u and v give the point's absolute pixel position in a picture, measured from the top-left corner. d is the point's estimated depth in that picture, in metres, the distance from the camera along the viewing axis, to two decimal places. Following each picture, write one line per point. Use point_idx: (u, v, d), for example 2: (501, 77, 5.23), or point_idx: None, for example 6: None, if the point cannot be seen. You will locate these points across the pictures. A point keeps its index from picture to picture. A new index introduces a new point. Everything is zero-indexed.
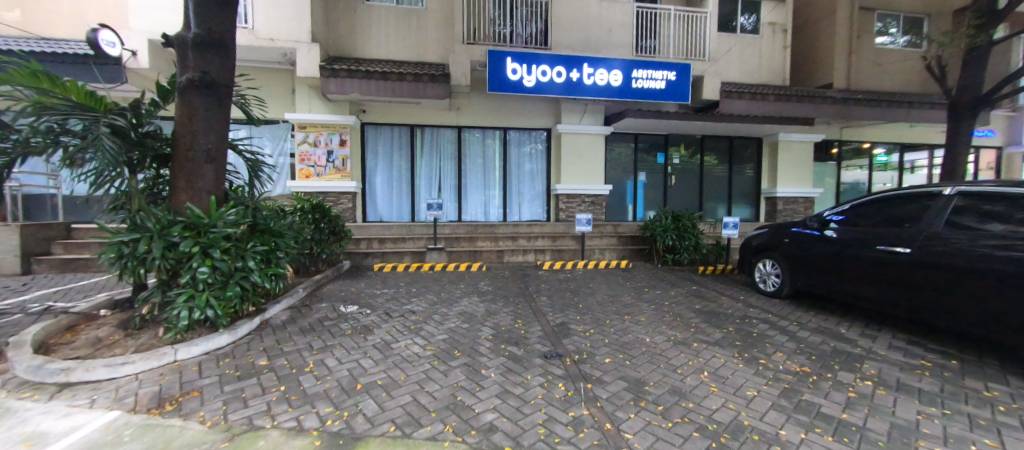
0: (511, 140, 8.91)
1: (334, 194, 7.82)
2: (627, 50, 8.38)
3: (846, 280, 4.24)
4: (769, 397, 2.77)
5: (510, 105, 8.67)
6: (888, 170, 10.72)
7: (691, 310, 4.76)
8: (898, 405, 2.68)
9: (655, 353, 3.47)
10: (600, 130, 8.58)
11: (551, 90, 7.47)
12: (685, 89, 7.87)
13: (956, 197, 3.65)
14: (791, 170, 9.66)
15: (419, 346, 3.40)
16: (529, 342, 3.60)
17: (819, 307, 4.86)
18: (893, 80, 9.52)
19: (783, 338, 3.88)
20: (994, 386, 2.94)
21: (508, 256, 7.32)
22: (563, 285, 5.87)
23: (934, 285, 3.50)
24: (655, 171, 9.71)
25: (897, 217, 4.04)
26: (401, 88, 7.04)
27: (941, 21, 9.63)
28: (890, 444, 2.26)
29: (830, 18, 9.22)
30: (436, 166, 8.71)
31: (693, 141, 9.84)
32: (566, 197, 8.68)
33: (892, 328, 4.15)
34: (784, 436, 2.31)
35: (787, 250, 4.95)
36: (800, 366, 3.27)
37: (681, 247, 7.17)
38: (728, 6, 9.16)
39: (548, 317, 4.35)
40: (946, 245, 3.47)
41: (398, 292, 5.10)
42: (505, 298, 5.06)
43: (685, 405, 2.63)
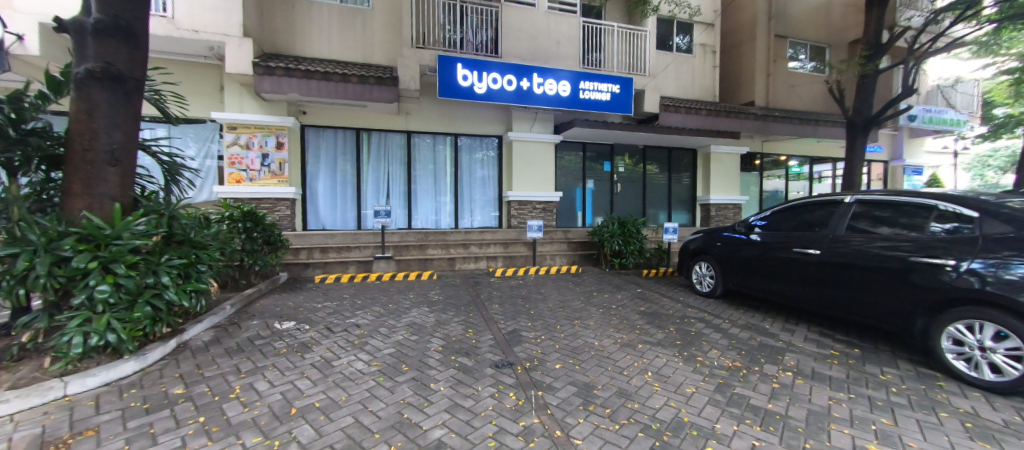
0: (461, 146, 8.82)
1: (269, 200, 7.24)
2: (574, 62, 8.66)
3: (770, 280, 4.65)
4: (706, 393, 2.94)
5: (460, 111, 8.60)
6: (801, 179, 11.99)
7: (636, 312, 4.97)
8: (813, 392, 2.96)
9: (602, 356, 3.57)
10: (549, 139, 8.76)
11: (502, 98, 7.53)
12: (627, 102, 8.30)
13: (854, 204, 4.14)
14: (722, 179, 10.50)
15: (363, 362, 3.22)
16: (479, 352, 3.53)
17: (747, 305, 5.28)
18: (803, 101, 10.70)
19: (717, 335, 4.15)
20: (888, 370, 3.34)
21: (460, 263, 7.23)
22: (515, 292, 5.88)
23: (839, 283, 3.93)
24: (602, 179, 10.09)
25: (809, 221, 4.50)
26: (345, 89, 6.73)
27: (839, 51, 11.01)
28: (808, 430, 2.48)
29: (752, 42, 10.19)
30: (383, 172, 8.41)
31: (636, 150, 10.36)
32: (518, 203, 8.75)
33: (807, 322, 4.59)
34: (719, 429, 2.46)
35: (719, 253, 5.34)
36: (732, 361, 3.51)
37: (627, 251, 7.50)
38: (664, 26, 9.80)
39: (499, 325, 4.32)
40: (848, 247, 3.92)
41: (342, 305, 4.81)
42: (455, 307, 4.95)
43: (631, 406, 2.71)
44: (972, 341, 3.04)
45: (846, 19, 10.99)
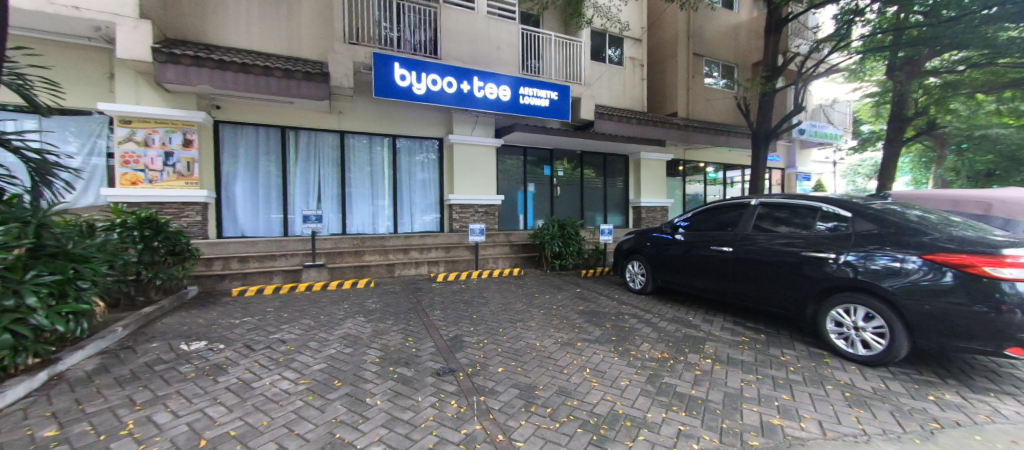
0: (400, 148, 8.53)
1: (174, 204, 6.40)
2: (513, 67, 8.77)
3: (692, 276, 5.06)
4: (639, 384, 3.11)
5: (397, 112, 8.31)
6: (717, 184, 13.28)
7: (575, 311, 5.13)
8: (729, 376, 3.27)
9: (544, 357, 3.62)
10: (490, 142, 8.78)
11: (442, 100, 7.41)
12: (565, 109, 8.59)
13: (758, 206, 4.63)
14: (651, 184, 11.28)
15: (289, 380, 2.95)
16: (420, 361, 3.41)
17: (675, 300, 5.70)
18: (718, 113, 11.86)
19: (648, 329, 4.43)
20: (787, 351, 3.79)
21: (399, 270, 6.99)
22: (457, 297, 5.79)
23: (748, 277, 4.38)
24: (542, 183, 10.33)
25: (723, 222, 4.95)
26: (268, 84, 6.22)
27: (745, 71, 12.37)
28: (724, 410, 2.72)
29: (674, 58, 11.09)
30: (314, 174, 7.85)
31: (574, 156, 10.76)
32: (460, 207, 8.64)
33: (725, 313, 5.06)
34: (650, 418, 2.61)
35: (649, 252, 5.70)
36: (661, 353, 3.75)
37: (566, 253, 7.74)
38: (597, 38, 10.31)
39: (441, 332, 4.21)
40: (754, 244, 4.38)
41: (265, 320, 4.39)
42: (394, 315, 4.74)
43: (570, 403, 2.78)
44: (849, 322, 3.55)
45: (750, 43, 12.41)
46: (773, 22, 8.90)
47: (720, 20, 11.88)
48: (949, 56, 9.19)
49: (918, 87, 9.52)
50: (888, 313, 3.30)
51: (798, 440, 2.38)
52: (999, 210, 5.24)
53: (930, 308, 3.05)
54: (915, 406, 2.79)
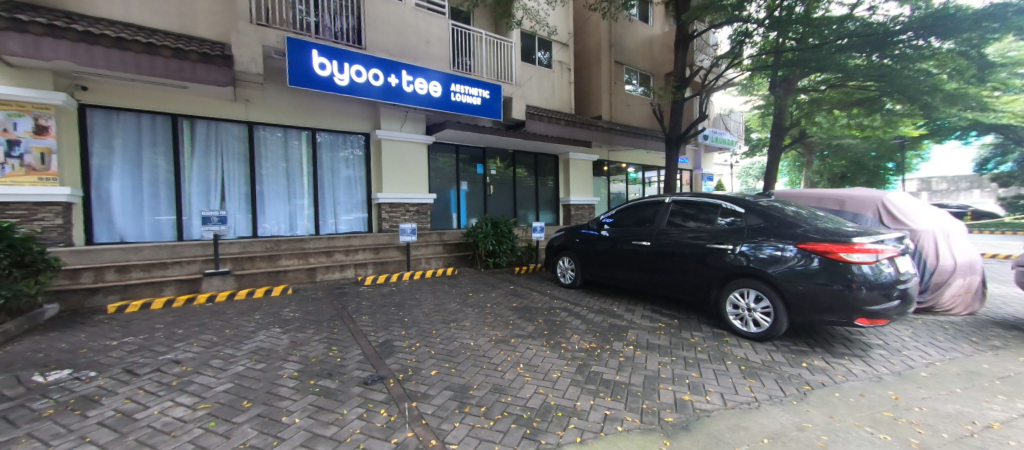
0: (321, 143, 7.91)
1: (23, 205, 5.24)
2: (443, 63, 8.57)
3: (617, 269, 5.38)
4: (569, 375, 3.22)
5: (315, 103, 7.69)
6: (637, 183, 14.32)
7: (508, 308, 5.18)
8: (648, 360, 3.52)
9: (477, 356, 3.60)
10: (419, 139, 8.49)
11: (367, 92, 7.01)
12: (497, 108, 8.63)
13: (671, 204, 5.03)
14: (579, 183, 11.80)
15: (185, 406, 2.58)
16: (345, 371, 3.19)
17: (601, 292, 6.03)
18: (637, 118, 12.76)
19: (577, 322, 4.62)
20: (696, 334, 4.19)
21: (321, 274, 6.50)
22: (387, 300, 5.53)
23: (664, 268, 4.76)
24: (475, 181, 10.27)
25: (641, 218, 5.30)
26: (153, 64, 5.39)
27: (659, 80, 13.48)
28: (644, 392, 2.93)
29: (598, 64, 11.69)
30: (215, 169, 6.97)
31: (506, 155, 10.86)
32: (389, 206, 8.27)
33: (645, 302, 5.45)
34: (579, 406, 2.72)
35: (578, 248, 5.96)
36: (589, 343, 3.93)
37: (500, 251, 7.79)
38: (527, 40, 10.46)
39: (368, 338, 3.98)
40: (668, 238, 4.77)
41: (155, 338, 3.80)
42: (315, 323, 4.38)
43: (504, 400, 2.79)
44: (745, 304, 4.02)
45: (663, 55, 13.55)
46: (681, 37, 9.76)
47: (638, 32, 12.79)
48: (814, 77, 10.88)
49: (793, 102, 11.14)
50: (772, 294, 3.80)
51: (705, 412, 2.64)
52: (851, 207, 5.50)
53: (803, 288, 3.58)
54: (794, 372, 3.26)
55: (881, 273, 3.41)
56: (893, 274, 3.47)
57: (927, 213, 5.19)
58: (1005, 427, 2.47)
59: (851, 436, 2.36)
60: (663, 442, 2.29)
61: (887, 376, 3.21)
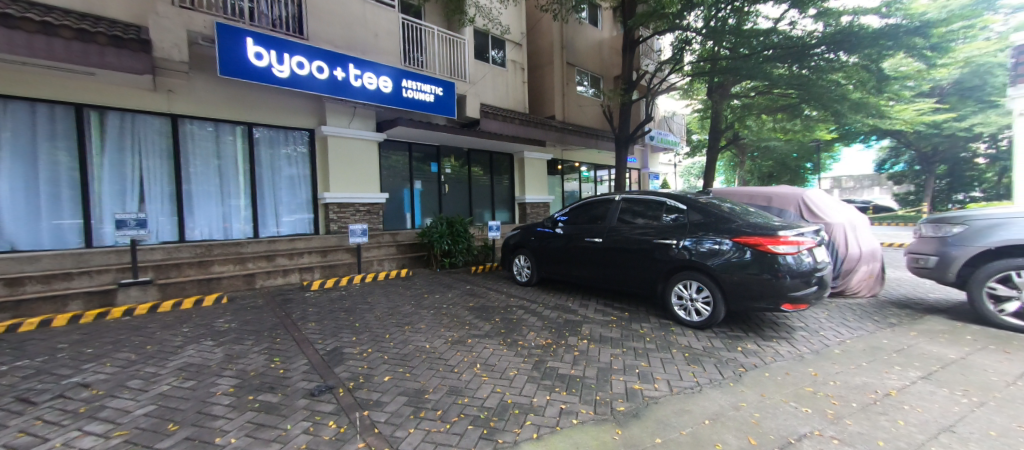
0: (259, 139, 7.37)
1: None
2: (393, 58, 8.30)
3: (571, 265, 5.50)
4: (525, 372, 3.24)
5: (251, 96, 7.13)
6: (589, 182, 14.76)
7: (465, 309, 5.13)
8: (600, 352, 3.63)
9: (433, 358, 3.52)
10: (369, 136, 8.16)
11: (311, 86, 6.63)
12: (450, 105, 8.50)
13: (621, 201, 5.21)
14: (534, 182, 11.93)
15: (96, 435, 2.29)
16: (288, 383, 2.99)
17: (557, 288, 6.14)
18: (589, 119, 13.12)
19: (533, 319, 4.67)
20: (644, 325, 4.39)
21: (261, 280, 6.05)
22: (336, 305, 5.26)
23: (614, 263, 4.94)
24: (429, 180, 10.05)
25: (594, 216, 5.45)
26: (50, 47, 4.72)
27: (609, 83, 13.96)
28: (597, 384, 3.02)
29: (550, 65, 11.88)
30: (132, 166, 6.26)
31: (461, 153, 10.73)
32: (337, 206, 7.87)
33: (598, 297, 5.63)
34: (535, 402, 2.74)
35: (534, 246, 6.03)
36: (545, 340, 3.98)
37: (456, 250, 7.69)
38: (480, 38, 10.36)
39: (315, 346, 3.76)
40: (619, 234, 4.95)
41: (59, 360, 3.34)
42: (254, 333, 4.07)
43: (460, 402, 2.75)
44: (688, 295, 4.27)
45: (611, 59, 14.06)
46: (628, 42, 10.16)
47: (588, 35, 13.15)
48: (745, 85, 11.80)
49: (728, 107, 12.02)
50: (711, 285, 4.06)
51: (653, 399, 2.77)
52: (777, 203, 6.02)
53: (738, 279, 3.87)
54: (730, 356, 3.51)
55: (802, 262, 3.76)
56: (813, 263, 3.84)
57: (838, 208, 5.80)
58: (901, 393, 2.82)
59: (779, 412, 2.58)
60: (615, 432, 2.37)
61: (808, 355, 3.55)
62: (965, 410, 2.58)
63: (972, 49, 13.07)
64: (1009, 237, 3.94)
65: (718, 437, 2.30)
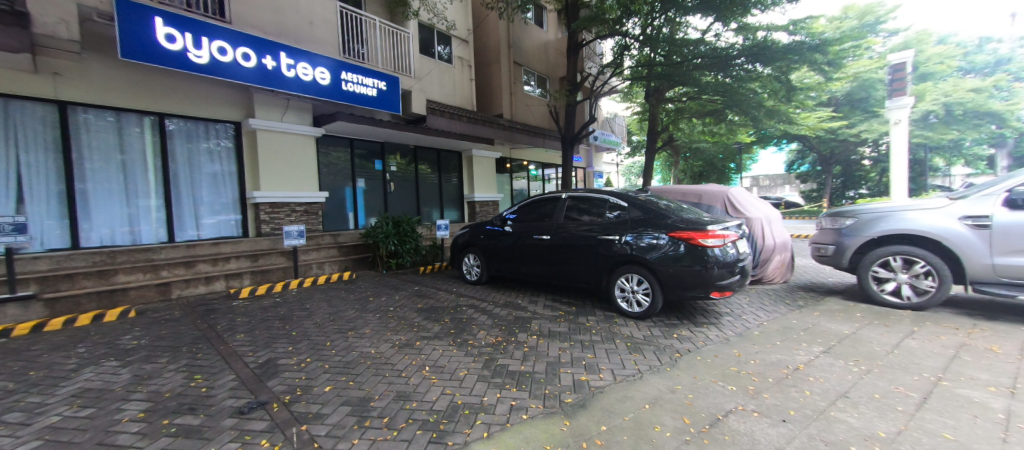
0: (173, 132, 6.61)
1: None
2: (332, 49, 7.86)
3: (521, 263, 5.55)
4: (475, 371, 3.21)
5: (163, 84, 6.35)
6: (537, 181, 15.00)
7: (413, 310, 4.97)
8: (549, 347, 3.70)
9: (379, 364, 3.37)
10: (305, 131, 7.63)
11: (236, 74, 6.06)
12: (394, 100, 8.19)
13: (567, 199, 5.30)
14: (483, 180, 11.87)
15: None
16: (212, 402, 2.70)
17: (506, 286, 6.17)
18: (537, 118, 13.30)
19: (483, 317, 4.65)
20: (590, 318, 4.54)
21: (179, 289, 5.44)
22: (271, 313, 4.87)
23: (562, 259, 5.06)
24: (372, 178, 9.63)
25: (541, 213, 5.51)
26: None
27: (554, 83, 14.26)
28: (547, 378, 3.07)
29: (497, 64, 11.86)
30: (6, 160, 5.33)
31: (407, 150, 10.40)
32: (269, 206, 7.28)
33: (547, 293, 5.73)
34: (485, 401, 2.72)
35: (483, 245, 6.01)
36: (495, 338, 3.98)
37: (403, 251, 7.44)
38: (425, 33, 10.07)
39: (245, 360, 3.44)
40: (565, 231, 5.06)
41: None
42: (171, 350, 3.64)
43: (408, 407, 2.65)
44: (630, 287, 4.49)
45: (557, 60, 14.37)
46: (572, 45, 10.42)
47: (534, 35, 13.32)
48: (678, 90, 12.63)
49: (663, 110, 12.81)
50: (650, 277, 4.30)
51: (598, 389, 2.87)
52: (706, 201, 6.52)
53: (674, 271, 4.13)
54: (668, 343, 3.73)
55: (727, 254, 4.09)
56: (736, 255, 4.19)
57: (757, 204, 6.39)
58: (808, 367, 3.17)
59: (709, 391, 2.79)
60: (563, 423, 2.42)
61: (733, 338, 3.88)
62: (857, 378, 2.96)
63: (860, 66, 15.07)
64: (890, 227, 4.55)
65: (657, 420, 2.43)
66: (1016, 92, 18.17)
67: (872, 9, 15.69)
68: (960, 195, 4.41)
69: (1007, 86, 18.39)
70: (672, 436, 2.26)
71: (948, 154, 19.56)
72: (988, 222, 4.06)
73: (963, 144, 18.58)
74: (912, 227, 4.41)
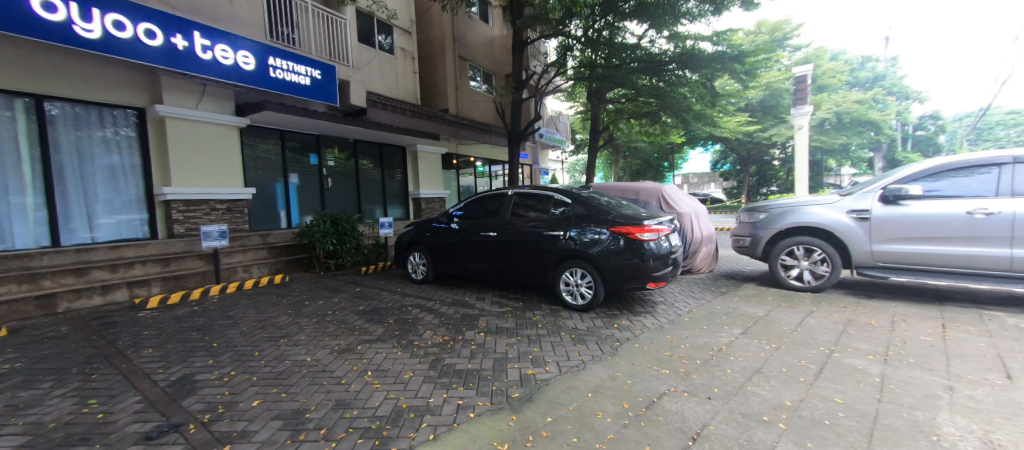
0: (56, 117, 5.68)
1: None
2: (255, 30, 7.23)
3: (468, 260, 5.50)
4: (421, 373, 3.13)
5: (41, 60, 5.39)
6: (484, 177, 14.96)
7: (354, 313, 4.73)
8: (496, 343, 3.70)
9: (316, 372, 3.16)
10: (225, 120, 6.93)
11: (139, 54, 5.33)
12: (330, 90, 7.70)
13: (513, 196, 5.32)
14: (428, 176, 11.58)
15: None
16: (110, 429, 2.36)
17: (453, 284, 6.09)
18: (483, 114, 13.23)
19: (429, 317, 4.54)
20: (537, 312, 4.63)
21: (67, 302, 4.69)
22: (189, 323, 4.38)
23: (508, 255, 5.09)
24: (307, 173, 8.99)
25: (488, 210, 5.49)
26: None
27: (500, 80, 14.27)
28: (494, 374, 3.07)
29: (442, 57, 11.59)
30: None
31: (346, 144, 9.84)
32: (184, 204, 6.52)
33: (495, 289, 5.73)
34: (431, 402, 2.66)
35: (429, 242, 5.87)
36: (442, 337, 3.91)
37: (342, 251, 7.04)
38: (364, 20, 9.55)
39: (153, 378, 3.05)
40: (512, 228, 5.09)
41: None
42: (59, 372, 3.14)
43: (348, 415, 2.52)
44: (574, 281, 4.64)
45: (502, 56, 14.38)
46: (517, 43, 10.47)
47: (479, 30, 13.20)
48: (618, 92, 13.23)
49: (604, 110, 13.37)
50: (593, 271, 4.48)
51: (544, 381, 2.93)
52: (643, 197, 6.91)
53: (614, 264, 4.33)
54: (609, 333, 3.91)
55: (662, 247, 4.36)
56: (669, 247, 4.48)
57: (688, 200, 6.89)
58: (729, 348, 3.48)
59: (645, 375, 2.97)
60: (510, 418, 2.43)
61: (667, 324, 4.16)
62: (769, 354, 3.31)
63: (771, 76, 16.84)
64: (794, 220, 5.14)
65: (599, 407, 2.53)
66: (888, 105, 21.42)
67: (780, 26, 17.59)
68: (848, 193, 5.06)
69: (882, 100, 21.62)
70: (612, 421, 2.37)
71: (839, 157, 22.57)
72: (868, 215, 4.71)
73: (850, 148, 21.56)
74: (811, 220, 5.02)
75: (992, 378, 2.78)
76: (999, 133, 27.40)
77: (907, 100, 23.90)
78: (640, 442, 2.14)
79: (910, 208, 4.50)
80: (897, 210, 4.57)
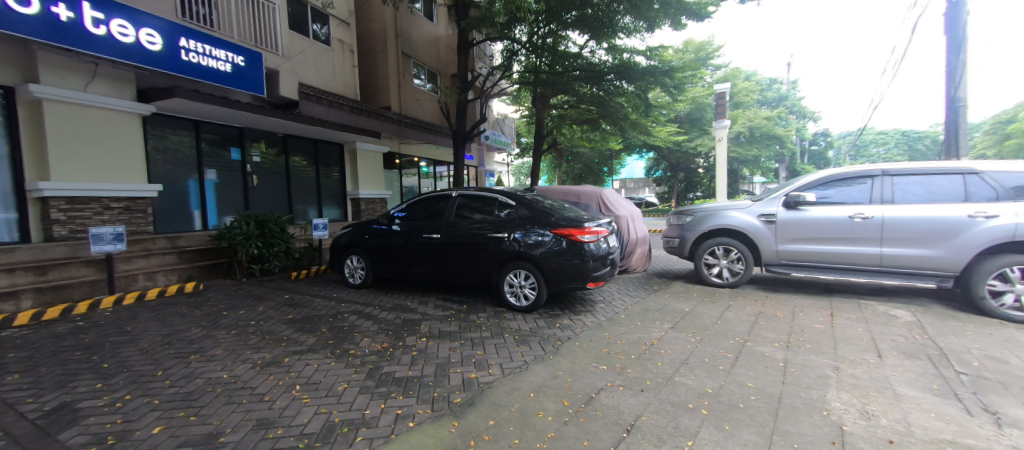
0: None
1: None
2: (164, 8, 6.42)
3: (410, 263, 5.31)
4: (357, 384, 2.95)
5: None
6: (428, 178, 14.62)
7: (282, 322, 4.36)
8: (439, 348, 3.61)
9: (233, 390, 2.85)
10: (123, 107, 6.06)
11: (7, 22, 4.47)
12: (254, 79, 7.06)
13: (458, 197, 5.23)
14: (367, 175, 11.03)
15: None
16: None
17: (394, 288, 5.85)
18: (427, 114, 12.93)
19: (367, 323, 4.32)
20: (480, 314, 4.59)
21: None
22: (73, 341, 3.75)
23: (452, 258, 5.00)
24: (227, 170, 8.16)
25: (431, 211, 5.34)
26: None
27: (445, 79, 14.05)
28: (435, 380, 2.99)
29: (383, 52, 11.13)
30: None
31: (274, 139, 9.08)
32: (69, 203, 5.60)
33: (438, 293, 5.60)
34: (367, 414, 2.52)
35: (369, 245, 5.60)
36: (381, 344, 3.73)
37: (269, 255, 6.47)
38: (297, 7, 8.88)
39: (20, 410, 2.55)
40: (456, 229, 5.01)
41: None
42: None
43: (271, 436, 2.30)
44: (518, 282, 4.68)
45: (447, 56, 14.18)
46: (462, 43, 10.36)
47: (423, 27, 12.88)
48: (562, 98, 13.65)
49: (548, 114, 13.72)
50: (536, 272, 4.55)
51: (487, 384, 2.91)
52: (583, 200, 7.19)
53: (557, 265, 4.43)
54: (551, 333, 3.99)
55: (601, 248, 4.54)
56: (608, 249, 4.68)
57: (625, 203, 7.27)
58: (660, 341, 3.71)
59: (585, 372, 3.06)
60: (452, 425, 2.38)
61: (606, 322, 4.34)
62: (693, 346, 3.58)
63: (696, 91, 18.41)
64: (717, 223, 5.62)
65: (540, 407, 2.56)
66: (790, 122, 24.43)
67: (704, 46, 19.30)
68: (759, 198, 5.66)
69: (785, 118, 24.60)
70: (552, 419, 2.41)
71: (752, 167, 25.25)
72: (775, 219, 5.31)
73: (760, 159, 24.27)
74: (731, 222, 5.52)
75: (867, 358, 3.25)
76: (872, 150, 32.49)
77: (804, 119, 27.40)
78: (579, 438, 2.20)
79: (809, 212, 5.12)
80: (798, 214, 5.19)
